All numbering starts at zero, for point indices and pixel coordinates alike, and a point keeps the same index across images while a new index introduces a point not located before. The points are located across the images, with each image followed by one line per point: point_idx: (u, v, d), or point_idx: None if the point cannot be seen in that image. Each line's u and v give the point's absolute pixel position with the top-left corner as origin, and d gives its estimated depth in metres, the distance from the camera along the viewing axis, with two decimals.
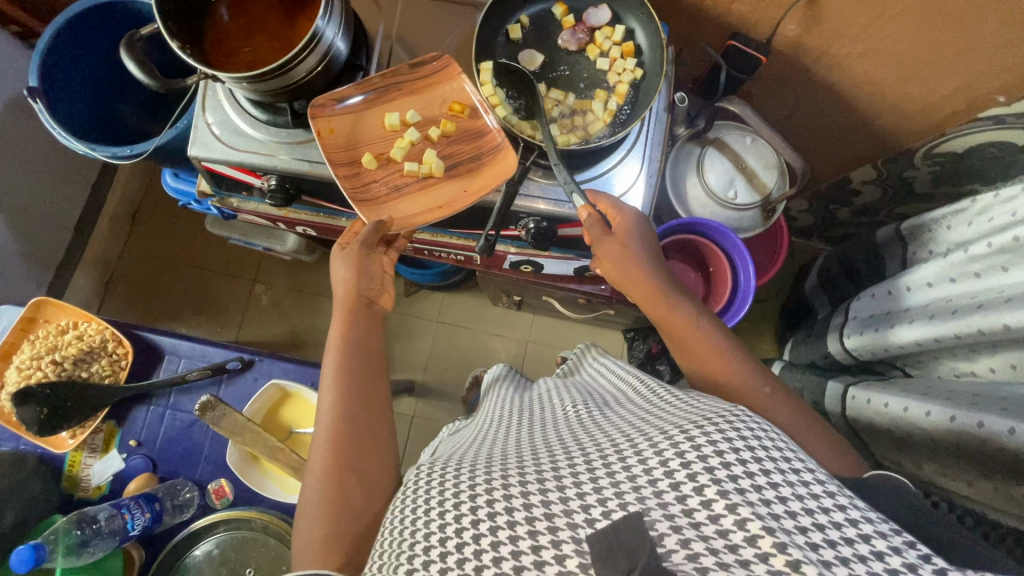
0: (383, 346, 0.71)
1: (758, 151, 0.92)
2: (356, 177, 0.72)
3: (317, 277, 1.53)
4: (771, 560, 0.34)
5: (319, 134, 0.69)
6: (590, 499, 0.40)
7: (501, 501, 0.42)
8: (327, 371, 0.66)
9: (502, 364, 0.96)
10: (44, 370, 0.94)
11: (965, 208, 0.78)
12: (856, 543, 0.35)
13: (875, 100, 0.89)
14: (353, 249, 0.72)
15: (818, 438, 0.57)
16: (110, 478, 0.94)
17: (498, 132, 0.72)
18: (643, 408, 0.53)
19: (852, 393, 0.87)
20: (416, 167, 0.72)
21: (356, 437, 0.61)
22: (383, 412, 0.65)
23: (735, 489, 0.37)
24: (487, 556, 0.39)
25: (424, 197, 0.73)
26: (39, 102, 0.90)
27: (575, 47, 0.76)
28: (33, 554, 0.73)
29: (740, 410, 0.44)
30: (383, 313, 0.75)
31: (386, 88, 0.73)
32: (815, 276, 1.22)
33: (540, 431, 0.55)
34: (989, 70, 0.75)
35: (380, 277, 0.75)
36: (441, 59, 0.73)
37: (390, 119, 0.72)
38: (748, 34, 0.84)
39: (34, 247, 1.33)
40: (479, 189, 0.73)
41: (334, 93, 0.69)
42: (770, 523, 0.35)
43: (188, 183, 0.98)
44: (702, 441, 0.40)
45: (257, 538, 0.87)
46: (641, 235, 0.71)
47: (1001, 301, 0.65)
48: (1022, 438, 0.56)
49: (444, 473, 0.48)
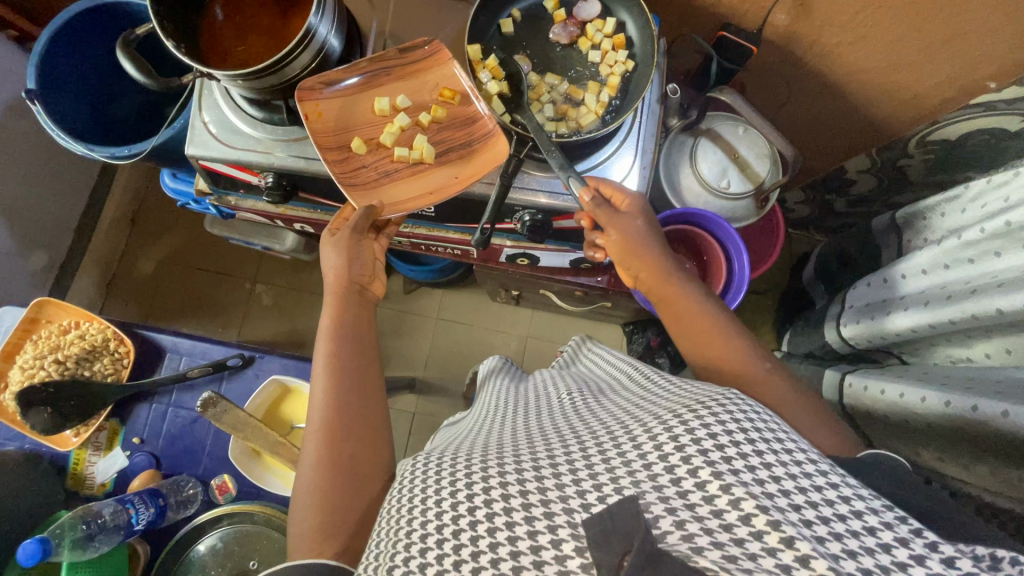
0: (375, 332, 0.72)
1: (750, 140, 0.92)
2: (345, 162, 0.72)
3: (317, 276, 1.54)
4: (765, 539, 0.34)
5: (307, 117, 0.69)
6: (587, 485, 0.41)
7: (497, 489, 0.42)
8: (318, 359, 0.66)
9: (495, 358, 0.96)
10: (46, 370, 0.95)
11: (958, 194, 0.79)
12: (849, 518, 0.36)
13: (868, 89, 0.89)
14: (344, 235, 0.72)
15: (812, 418, 0.57)
16: (114, 475, 0.95)
17: (490, 118, 0.72)
18: (637, 396, 0.54)
19: (848, 380, 0.88)
20: (406, 153, 0.72)
21: (350, 423, 0.62)
22: (376, 398, 0.66)
23: (729, 470, 0.38)
24: (484, 542, 0.40)
25: (414, 183, 0.73)
26: (36, 104, 0.90)
27: (567, 40, 0.76)
28: (39, 548, 0.74)
29: (731, 393, 0.45)
30: (375, 299, 0.76)
31: (377, 73, 0.73)
32: (813, 267, 1.23)
33: (537, 420, 0.56)
34: (979, 57, 0.75)
35: (371, 262, 0.75)
36: (432, 45, 0.73)
37: (380, 103, 0.72)
38: (739, 24, 0.85)
39: (34, 249, 1.34)
40: (470, 176, 0.73)
41: (324, 76, 0.69)
42: (764, 502, 0.36)
43: (187, 183, 0.99)
44: (695, 425, 0.41)
45: (260, 532, 0.88)
46: (644, 218, 0.73)
47: (994, 286, 0.65)
48: (1015, 420, 0.57)
49: (441, 463, 0.48)
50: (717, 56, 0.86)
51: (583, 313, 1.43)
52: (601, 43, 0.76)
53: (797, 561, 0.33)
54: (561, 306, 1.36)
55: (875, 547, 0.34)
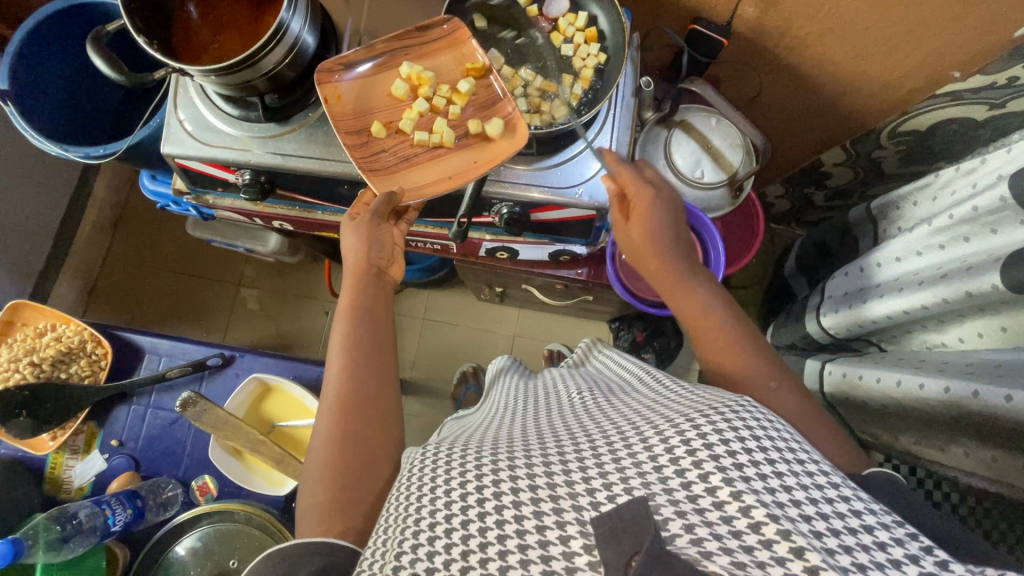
0: (393, 315, 0.72)
1: (722, 131, 0.94)
2: (363, 146, 0.72)
3: (303, 278, 1.54)
4: (774, 547, 0.34)
5: (326, 99, 0.71)
6: (596, 483, 0.41)
7: (507, 482, 0.42)
8: (337, 332, 0.68)
9: (505, 356, 0.96)
10: (21, 373, 0.94)
11: (929, 183, 0.81)
12: (860, 533, 0.36)
13: (839, 81, 0.91)
14: (363, 219, 0.73)
15: (822, 431, 0.57)
16: (92, 478, 0.94)
17: (508, 103, 0.73)
18: (649, 397, 0.54)
19: (829, 369, 0.88)
20: (426, 137, 0.73)
21: (362, 405, 0.62)
22: (390, 381, 0.66)
23: (740, 477, 0.38)
24: (493, 533, 0.40)
25: (434, 167, 0.74)
26: (10, 105, 0.90)
27: (540, 34, 0.78)
28: (9, 551, 0.73)
29: (745, 401, 0.45)
30: (393, 283, 0.76)
31: (395, 55, 0.74)
32: (793, 259, 1.25)
33: (548, 417, 0.56)
34: (943, 47, 0.77)
35: (389, 247, 0.75)
36: (449, 24, 0.73)
37: (399, 86, 0.73)
38: (710, 17, 0.86)
39: (14, 255, 1.32)
40: (488, 160, 0.72)
41: (340, 59, 0.71)
42: (774, 511, 0.36)
43: (166, 185, 1.00)
44: (708, 429, 0.41)
45: (241, 531, 0.87)
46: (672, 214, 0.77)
47: (963, 270, 0.66)
48: (985, 400, 0.58)
49: (450, 453, 0.48)
50: (689, 50, 0.87)
51: (568, 311, 1.43)
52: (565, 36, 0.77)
53: (805, 571, 0.33)
54: (547, 303, 1.37)
55: (885, 562, 0.34)
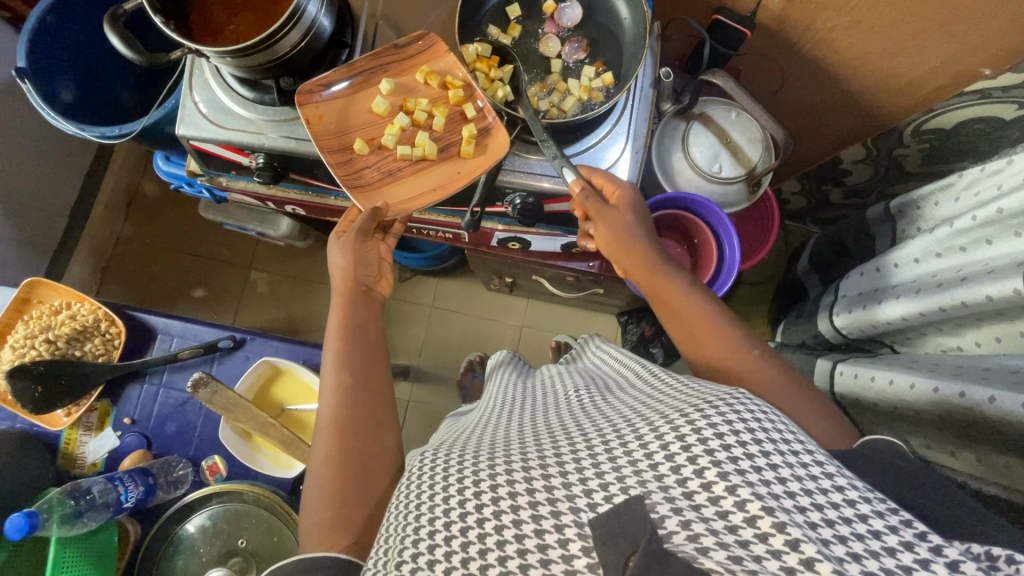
0: (382, 328, 0.74)
1: (742, 125, 0.93)
2: (347, 163, 0.73)
3: (313, 264, 1.54)
4: (770, 541, 0.34)
5: (307, 121, 0.70)
6: (593, 484, 0.41)
7: (504, 487, 0.42)
8: (328, 356, 0.69)
9: (505, 349, 0.95)
10: (38, 349, 0.95)
11: (952, 183, 0.79)
12: (854, 522, 0.35)
13: (863, 75, 0.89)
14: (350, 236, 0.75)
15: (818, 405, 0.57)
16: (105, 455, 0.96)
17: (489, 111, 0.73)
18: (643, 393, 0.54)
19: (840, 369, 0.86)
20: (409, 151, 0.74)
21: (358, 422, 0.63)
22: (385, 396, 0.67)
23: (735, 470, 0.38)
24: (492, 541, 0.40)
25: (416, 181, 0.75)
26: (26, 83, 0.89)
27: (582, 54, 0.77)
28: (26, 522, 0.74)
29: (738, 393, 0.44)
30: (381, 298, 0.78)
31: (368, 72, 0.73)
32: (807, 258, 1.23)
33: (543, 417, 0.56)
34: (974, 43, 0.75)
35: (376, 263, 0.77)
36: (427, 38, 0.73)
37: (379, 104, 0.73)
38: (733, 6, 0.85)
39: (29, 232, 1.33)
40: (471, 171, 0.74)
41: (318, 79, 0.70)
42: (769, 503, 0.35)
43: (178, 166, 1.00)
44: (702, 425, 0.41)
45: (249, 511, 0.88)
46: (631, 208, 0.73)
47: (985, 273, 0.65)
48: (1001, 406, 0.57)
49: (450, 459, 0.48)
50: (711, 39, 0.86)
51: (578, 302, 1.43)
52: (556, 63, 0.77)
53: (801, 564, 0.32)
54: (557, 295, 1.37)
55: (880, 550, 0.34)
